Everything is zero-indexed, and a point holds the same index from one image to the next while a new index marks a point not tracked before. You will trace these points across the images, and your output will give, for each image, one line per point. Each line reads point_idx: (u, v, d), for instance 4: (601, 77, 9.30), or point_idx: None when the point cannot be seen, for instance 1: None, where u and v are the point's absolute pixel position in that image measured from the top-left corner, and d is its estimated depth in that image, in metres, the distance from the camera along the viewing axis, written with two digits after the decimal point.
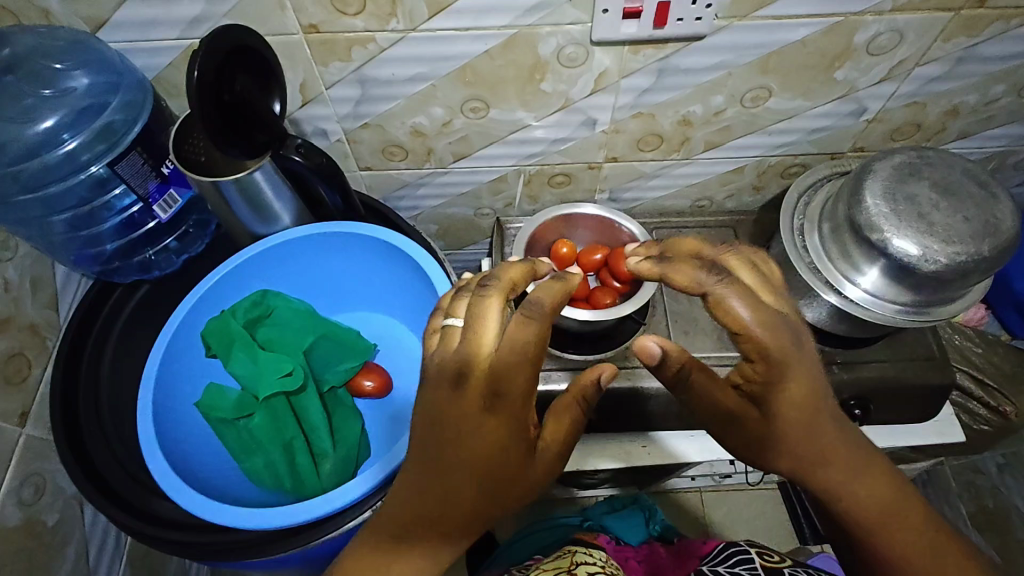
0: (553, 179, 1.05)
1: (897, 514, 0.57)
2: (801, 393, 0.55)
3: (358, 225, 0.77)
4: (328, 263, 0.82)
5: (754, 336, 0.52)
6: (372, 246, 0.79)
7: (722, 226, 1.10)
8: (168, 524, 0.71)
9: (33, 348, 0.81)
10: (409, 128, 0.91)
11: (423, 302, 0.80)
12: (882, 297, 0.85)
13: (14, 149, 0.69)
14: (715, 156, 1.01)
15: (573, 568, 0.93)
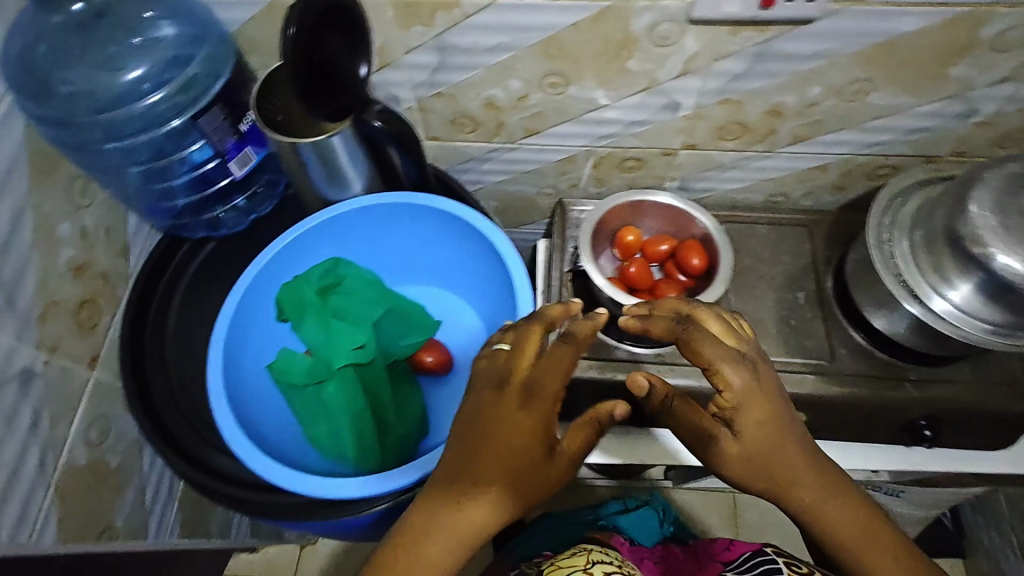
0: (623, 163, 1.01)
1: (871, 538, 0.63)
2: (767, 423, 0.62)
3: (436, 199, 0.75)
4: (400, 234, 0.81)
5: (723, 370, 0.61)
6: (448, 221, 0.77)
7: (797, 225, 1.05)
8: (233, 482, 0.73)
9: (105, 295, 0.83)
10: (482, 99, 0.89)
11: (492, 280, 0.78)
12: (971, 315, 0.79)
13: (102, 96, 0.69)
14: (800, 151, 0.95)
15: (587, 567, 0.91)
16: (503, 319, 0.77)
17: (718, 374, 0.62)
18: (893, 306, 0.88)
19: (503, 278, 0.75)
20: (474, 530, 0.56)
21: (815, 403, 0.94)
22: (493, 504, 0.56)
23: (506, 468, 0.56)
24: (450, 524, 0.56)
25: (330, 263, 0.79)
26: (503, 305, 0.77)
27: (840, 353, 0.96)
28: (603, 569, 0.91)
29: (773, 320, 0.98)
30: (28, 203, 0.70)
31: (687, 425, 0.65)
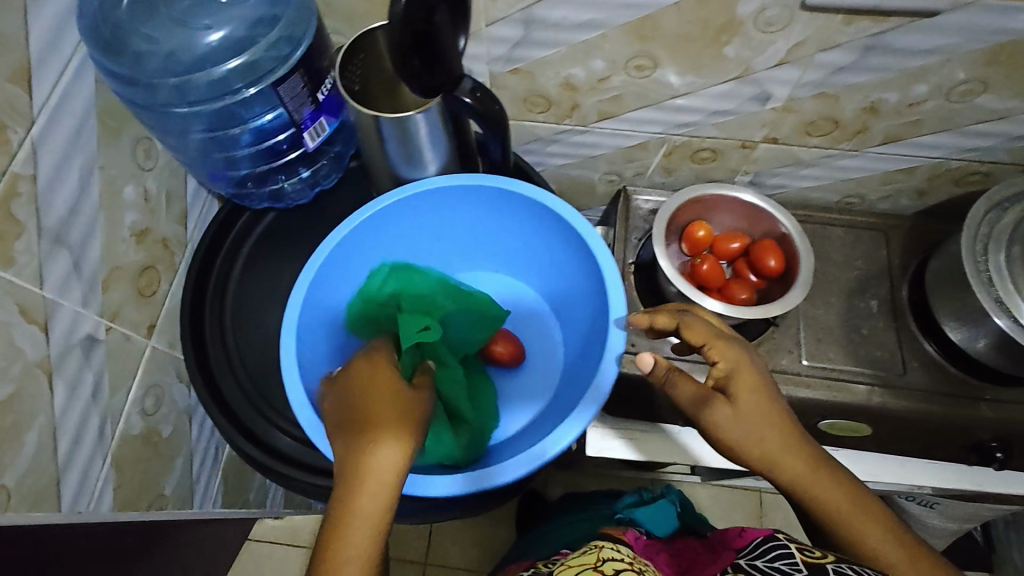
0: (697, 154, 0.97)
1: (864, 514, 0.58)
2: (759, 395, 0.63)
3: (518, 183, 0.71)
4: (474, 217, 0.77)
5: (714, 344, 0.64)
6: (527, 207, 0.74)
7: (872, 229, 1.00)
8: (310, 467, 0.73)
9: (164, 262, 0.81)
10: (561, 79, 0.84)
11: (571, 271, 0.75)
12: None
13: (184, 58, 0.68)
14: (889, 152, 0.90)
15: (598, 565, 0.66)
16: (585, 312, 0.74)
17: (709, 351, 0.64)
18: (975, 321, 0.84)
19: (588, 270, 0.73)
20: (389, 480, 0.53)
21: (881, 415, 0.91)
22: (404, 443, 0.55)
23: (399, 408, 0.57)
24: (364, 483, 0.52)
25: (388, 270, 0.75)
26: (586, 298, 0.74)
27: (911, 366, 0.92)
28: (617, 567, 0.66)
29: (842, 327, 0.95)
30: (97, 164, 0.67)
31: (685, 402, 0.65)
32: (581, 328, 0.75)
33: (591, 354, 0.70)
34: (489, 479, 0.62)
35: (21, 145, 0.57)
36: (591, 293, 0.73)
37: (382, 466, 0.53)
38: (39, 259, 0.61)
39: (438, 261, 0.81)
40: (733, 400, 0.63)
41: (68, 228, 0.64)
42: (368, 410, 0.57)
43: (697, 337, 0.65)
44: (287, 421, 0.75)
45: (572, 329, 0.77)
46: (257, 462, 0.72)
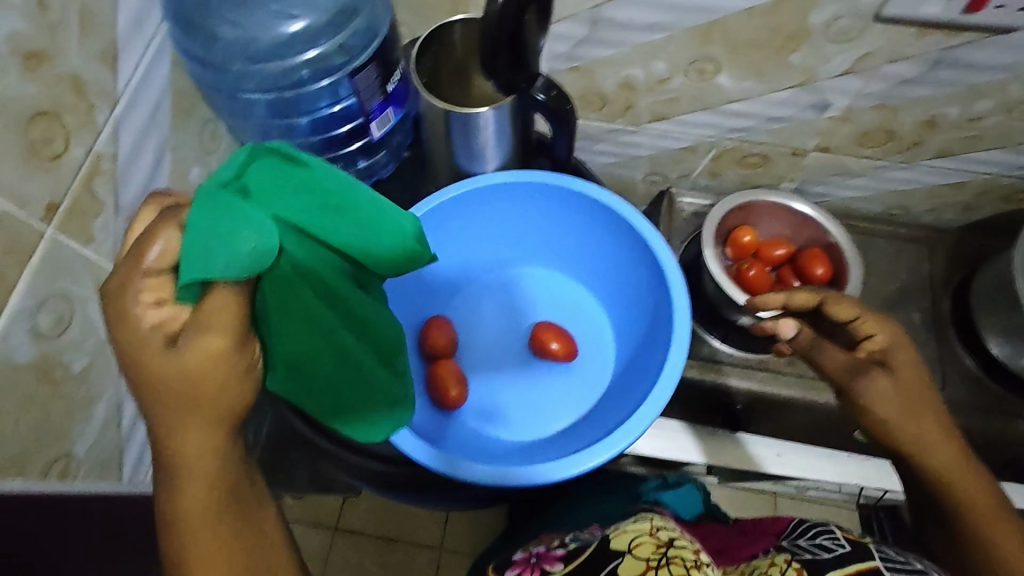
0: (745, 159, 0.97)
1: (993, 515, 0.60)
2: (917, 376, 0.61)
3: (587, 183, 0.72)
4: (537, 216, 0.77)
5: (869, 320, 0.62)
6: (591, 208, 0.74)
7: (917, 242, 1.01)
8: (359, 450, 0.73)
9: None
10: (619, 79, 0.84)
11: (630, 275, 0.76)
12: None
13: (261, 47, 0.66)
14: (941, 165, 0.90)
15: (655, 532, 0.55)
16: (643, 316, 0.74)
17: (857, 326, 0.63)
18: None
19: (649, 275, 0.73)
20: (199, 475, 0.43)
21: None
22: (206, 441, 0.42)
23: (176, 382, 0.39)
24: (176, 482, 0.43)
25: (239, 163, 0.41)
26: (645, 303, 0.74)
27: (951, 381, 0.92)
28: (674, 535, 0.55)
29: None
30: (167, 145, 0.68)
31: (833, 371, 0.63)
32: (637, 329, 0.75)
33: (650, 356, 0.70)
34: (550, 473, 0.61)
35: (105, 125, 0.58)
36: (657, 295, 0.72)
37: (182, 457, 0.42)
38: (115, 238, 0.62)
39: (495, 253, 0.80)
40: (891, 376, 0.60)
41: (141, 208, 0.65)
42: (136, 383, 0.40)
43: (845, 313, 0.63)
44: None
45: (625, 331, 0.77)
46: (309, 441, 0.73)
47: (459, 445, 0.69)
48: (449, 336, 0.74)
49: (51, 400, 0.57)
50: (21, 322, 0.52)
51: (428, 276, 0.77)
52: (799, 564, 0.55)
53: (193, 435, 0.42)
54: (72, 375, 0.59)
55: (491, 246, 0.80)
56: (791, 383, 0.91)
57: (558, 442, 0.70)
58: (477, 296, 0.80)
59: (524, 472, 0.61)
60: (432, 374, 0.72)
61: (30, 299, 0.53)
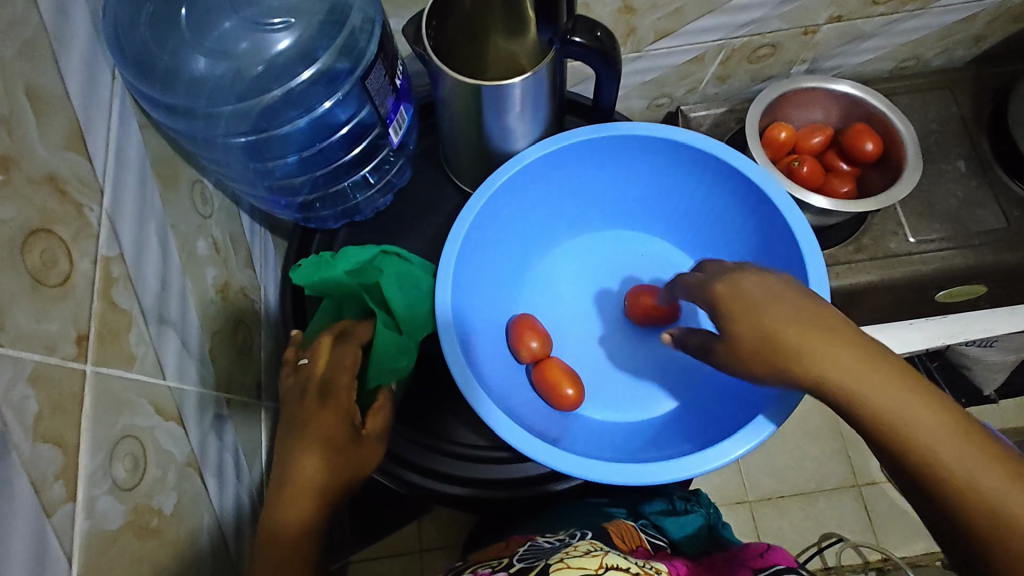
0: (755, 53, 0.90)
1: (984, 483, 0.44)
2: (802, 321, 0.50)
3: (654, 126, 0.64)
4: (598, 175, 0.70)
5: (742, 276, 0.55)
6: (661, 152, 0.67)
7: (937, 88, 0.97)
8: (434, 474, 0.64)
9: (249, 314, 0.72)
10: (619, 3, 0.76)
11: (718, 215, 0.70)
12: None
13: (246, 79, 0.57)
14: (954, 2, 0.86)
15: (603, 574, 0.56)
16: (745, 254, 0.69)
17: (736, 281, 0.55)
18: None
19: (746, 212, 0.67)
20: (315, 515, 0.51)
21: (992, 272, 0.91)
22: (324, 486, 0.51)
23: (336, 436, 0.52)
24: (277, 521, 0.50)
25: (378, 256, 0.63)
26: (746, 239, 0.69)
27: (1014, 216, 0.91)
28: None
29: (935, 195, 0.92)
30: (167, 223, 0.57)
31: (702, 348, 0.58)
32: None
33: None
34: (705, 463, 0.56)
35: (101, 224, 0.46)
36: (763, 230, 0.66)
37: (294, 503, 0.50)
38: (154, 347, 0.52)
39: (560, 226, 0.74)
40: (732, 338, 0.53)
41: (166, 304, 0.55)
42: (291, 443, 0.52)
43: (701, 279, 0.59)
44: (407, 425, 0.66)
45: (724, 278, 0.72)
46: (414, 487, 0.64)
47: (589, 442, 0.64)
48: (542, 334, 0.67)
49: (154, 555, 0.48)
50: (100, 484, 0.43)
51: (499, 269, 0.70)
52: None
53: (304, 503, 0.50)
54: (166, 518, 0.50)
55: (554, 218, 0.73)
56: (861, 269, 0.89)
57: (701, 427, 0.65)
58: (551, 276, 0.74)
59: (678, 466, 0.56)
60: (535, 377, 0.65)
61: (100, 453, 0.43)
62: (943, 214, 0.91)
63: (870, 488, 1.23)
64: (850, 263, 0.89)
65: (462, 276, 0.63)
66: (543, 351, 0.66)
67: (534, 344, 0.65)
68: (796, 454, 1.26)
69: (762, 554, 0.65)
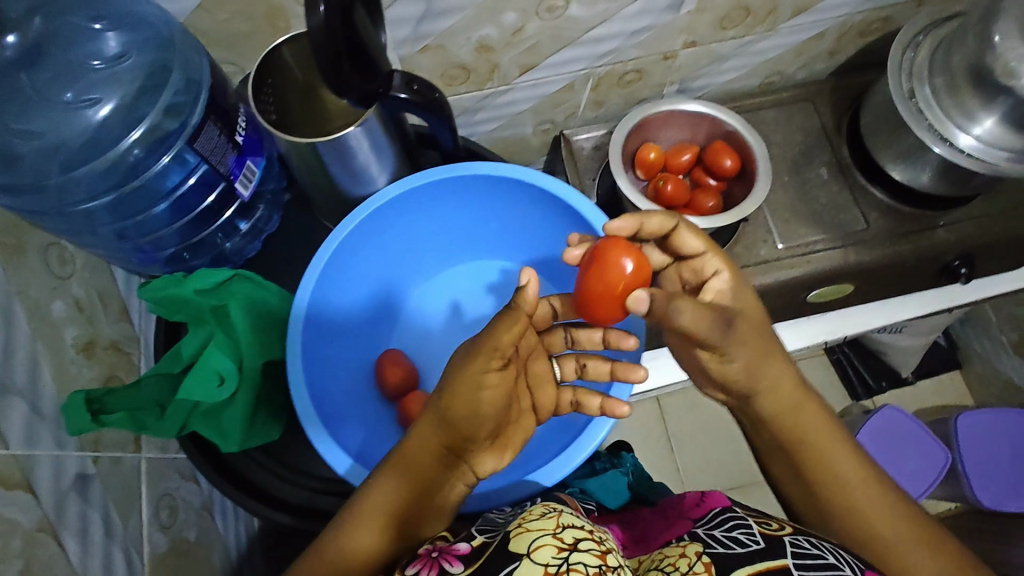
0: (623, 79, 0.95)
1: (830, 443, 0.62)
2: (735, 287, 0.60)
3: (484, 165, 0.69)
4: (441, 211, 0.74)
5: (711, 258, 0.61)
6: (495, 187, 0.72)
7: (800, 101, 1.03)
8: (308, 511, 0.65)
9: (123, 367, 0.72)
10: (474, 43, 0.79)
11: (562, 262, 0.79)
12: (997, 146, 0.80)
13: (74, 144, 0.59)
14: (799, 24, 0.92)
15: (560, 534, 0.49)
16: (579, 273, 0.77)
17: (702, 261, 0.61)
18: (915, 158, 0.89)
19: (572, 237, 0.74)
20: (385, 502, 0.55)
21: (860, 272, 0.96)
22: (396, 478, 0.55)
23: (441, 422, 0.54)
24: (372, 490, 0.56)
25: (231, 277, 0.61)
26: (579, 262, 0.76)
27: (873, 218, 0.96)
28: (579, 536, 0.49)
29: (803, 201, 0.98)
30: (12, 291, 0.57)
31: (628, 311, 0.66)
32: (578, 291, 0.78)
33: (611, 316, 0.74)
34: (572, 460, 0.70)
35: None
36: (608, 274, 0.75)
37: (381, 490, 0.55)
38: None
39: (424, 266, 0.81)
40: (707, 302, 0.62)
41: (10, 372, 0.55)
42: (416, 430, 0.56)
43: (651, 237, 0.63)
44: (283, 466, 0.68)
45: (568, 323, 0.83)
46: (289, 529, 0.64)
47: None
48: (404, 369, 0.73)
49: None
50: None
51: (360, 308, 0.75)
52: (707, 558, 0.53)
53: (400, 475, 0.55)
54: None
55: (417, 258, 0.79)
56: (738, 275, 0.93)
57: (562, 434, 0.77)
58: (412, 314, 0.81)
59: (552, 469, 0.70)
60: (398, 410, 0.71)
61: None
62: (811, 216, 0.97)
63: None
64: None
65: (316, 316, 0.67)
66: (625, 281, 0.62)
67: (628, 265, 0.61)
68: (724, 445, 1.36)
69: (698, 500, 0.65)
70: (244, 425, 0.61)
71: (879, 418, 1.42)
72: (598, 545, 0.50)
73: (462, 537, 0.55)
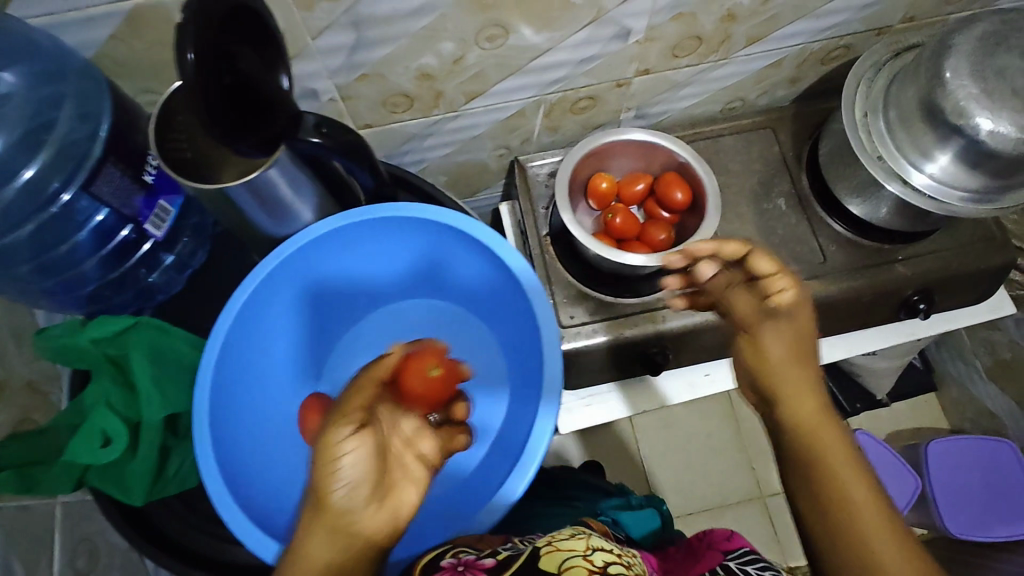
0: (576, 106, 0.92)
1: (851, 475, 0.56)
2: (802, 319, 0.63)
3: (386, 207, 0.71)
4: (359, 251, 0.78)
5: (783, 277, 0.63)
6: (409, 227, 0.76)
7: (760, 128, 1.01)
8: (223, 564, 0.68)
9: (38, 410, 0.69)
10: (414, 72, 0.77)
11: (512, 297, 0.78)
12: (951, 185, 0.77)
13: None
14: (755, 52, 0.89)
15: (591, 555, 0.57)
16: (499, 302, 0.81)
17: (772, 280, 0.63)
18: (872, 192, 0.87)
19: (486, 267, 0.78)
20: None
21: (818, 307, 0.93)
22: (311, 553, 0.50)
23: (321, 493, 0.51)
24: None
25: (135, 326, 0.66)
26: (495, 290, 0.81)
27: (830, 251, 0.94)
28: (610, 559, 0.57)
29: (761, 232, 0.96)
30: None
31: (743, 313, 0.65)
32: (500, 316, 0.82)
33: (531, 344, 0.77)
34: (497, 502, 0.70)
35: None
36: (526, 310, 0.77)
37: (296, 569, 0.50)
38: None
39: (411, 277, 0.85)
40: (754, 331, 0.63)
41: None
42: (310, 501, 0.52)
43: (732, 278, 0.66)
44: (198, 516, 0.70)
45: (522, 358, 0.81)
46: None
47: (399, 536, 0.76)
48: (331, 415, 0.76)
49: None
50: None
51: (298, 333, 0.81)
52: None
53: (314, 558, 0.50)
54: None
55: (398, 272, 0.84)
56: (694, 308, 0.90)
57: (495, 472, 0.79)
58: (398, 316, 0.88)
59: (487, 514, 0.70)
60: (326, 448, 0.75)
61: None
62: (770, 248, 0.94)
63: (774, 499, 1.36)
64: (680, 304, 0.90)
65: (250, 332, 0.73)
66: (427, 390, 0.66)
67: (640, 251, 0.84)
68: (684, 460, 1.39)
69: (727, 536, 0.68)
70: (141, 475, 0.63)
71: (860, 445, 1.34)
72: (625, 566, 0.58)
73: (487, 553, 0.62)
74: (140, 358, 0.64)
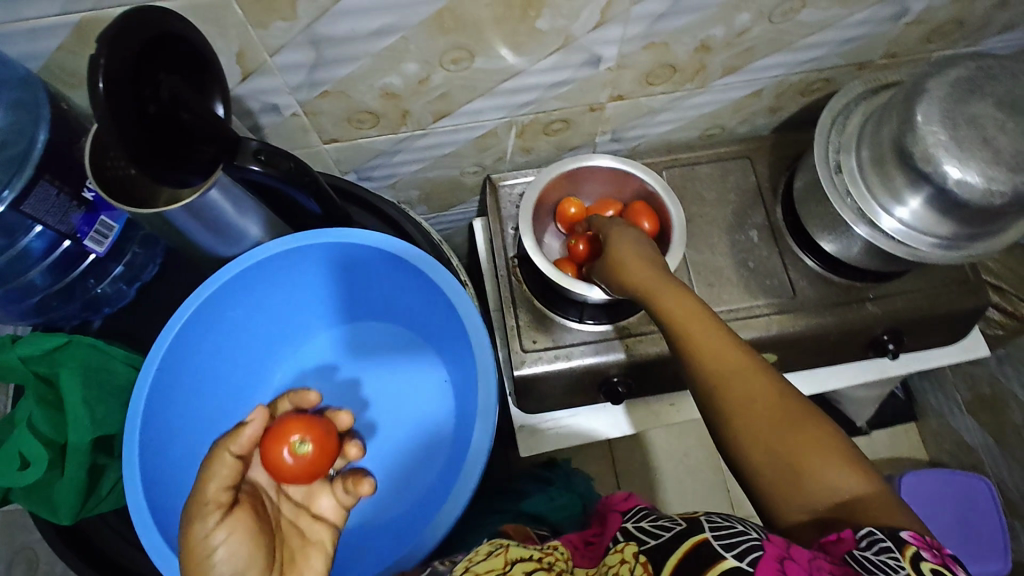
0: (549, 127, 0.91)
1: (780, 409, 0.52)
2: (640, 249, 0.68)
3: (332, 234, 0.75)
4: (301, 273, 0.82)
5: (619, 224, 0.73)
6: (354, 252, 0.79)
7: (738, 157, 0.99)
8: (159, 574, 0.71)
9: None
10: (378, 90, 0.75)
11: (453, 323, 0.81)
12: (918, 229, 0.76)
13: None
14: (731, 82, 0.88)
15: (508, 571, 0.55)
16: (445, 327, 0.85)
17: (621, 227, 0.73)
18: (843, 231, 0.85)
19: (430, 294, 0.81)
20: None
21: (783, 342, 0.92)
22: None
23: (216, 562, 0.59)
24: None
25: (67, 344, 0.69)
26: (439, 314, 0.84)
27: (800, 286, 0.93)
28: (529, 569, 0.56)
29: (731, 264, 0.94)
30: None
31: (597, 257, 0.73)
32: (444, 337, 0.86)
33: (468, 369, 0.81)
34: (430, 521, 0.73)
35: None
36: (465, 334, 0.80)
37: None
38: None
39: (374, 298, 0.89)
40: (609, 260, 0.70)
41: None
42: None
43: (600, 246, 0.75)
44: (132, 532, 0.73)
45: (462, 389, 0.85)
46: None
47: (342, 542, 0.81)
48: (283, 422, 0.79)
49: None
50: None
51: (248, 345, 0.86)
52: (644, 557, 0.51)
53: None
54: None
55: (362, 293, 0.89)
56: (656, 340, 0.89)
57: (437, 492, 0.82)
58: (357, 335, 0.93)
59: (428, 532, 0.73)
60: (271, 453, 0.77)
61: None
62: (741, 281, 0.93)
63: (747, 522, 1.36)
64: (643, 334, 0.89)
65: (192, 349, 0.77)
66: (293, 471, 0.70)
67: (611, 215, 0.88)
68: (654, 483, 1.37)
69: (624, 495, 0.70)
70: (67, 495, 0.67)
71: None
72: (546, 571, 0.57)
73: None
74: (67, 378, 0.67)
